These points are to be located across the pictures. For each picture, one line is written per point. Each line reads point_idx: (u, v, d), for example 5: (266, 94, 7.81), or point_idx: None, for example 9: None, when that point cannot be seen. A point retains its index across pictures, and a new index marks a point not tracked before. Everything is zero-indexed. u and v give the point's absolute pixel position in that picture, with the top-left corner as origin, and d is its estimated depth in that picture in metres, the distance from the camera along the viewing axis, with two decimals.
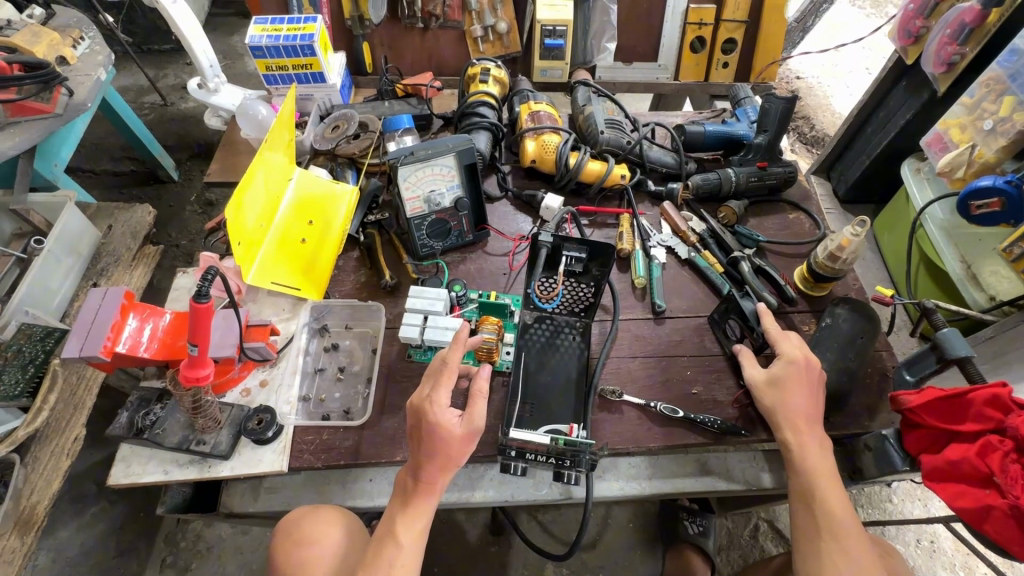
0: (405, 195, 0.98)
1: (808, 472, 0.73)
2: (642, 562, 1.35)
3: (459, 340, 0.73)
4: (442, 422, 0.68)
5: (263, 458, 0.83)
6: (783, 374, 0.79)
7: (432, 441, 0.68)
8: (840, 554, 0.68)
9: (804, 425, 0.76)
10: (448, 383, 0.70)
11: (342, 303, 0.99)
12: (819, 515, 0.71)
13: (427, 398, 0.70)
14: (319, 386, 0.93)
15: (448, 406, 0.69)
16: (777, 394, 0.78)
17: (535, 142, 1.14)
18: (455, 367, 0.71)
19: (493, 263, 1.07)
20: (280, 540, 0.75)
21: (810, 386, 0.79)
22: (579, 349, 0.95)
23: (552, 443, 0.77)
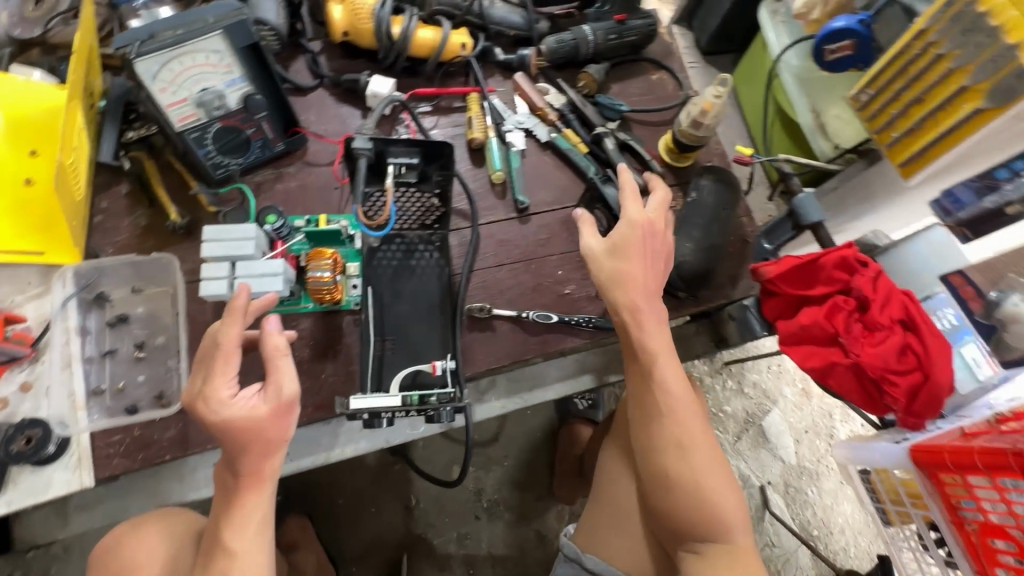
0: (162, 99, 0.71)
1: (648, 354, 0.68)
2: (544, 443, 1.41)
3: (234, 309, 0.56)
4: (234, 411, 0.55)
5: (52, 480, 0.66)
6: (623, 240, 0.69)
7: (236, 437, 0.55)
8: (679, 427, 0.67)
9: (644, 306, 0.68)
10: (225, 370, 0.55)
11: (117, 261, 0.74)
12: (658, 394, 0.68)
13: (202, 393, 0.55)
14: (114, 372, 0.72)
15: (235, 394, 0.56)
16: (616, 269, 0.69)
17: (343, 6, 0.86)
18: (235, 344, 0.55)
19: (319, 176, 0.85)
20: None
21: (649, 253, 0.69)
22: (438, 266, 0.83)
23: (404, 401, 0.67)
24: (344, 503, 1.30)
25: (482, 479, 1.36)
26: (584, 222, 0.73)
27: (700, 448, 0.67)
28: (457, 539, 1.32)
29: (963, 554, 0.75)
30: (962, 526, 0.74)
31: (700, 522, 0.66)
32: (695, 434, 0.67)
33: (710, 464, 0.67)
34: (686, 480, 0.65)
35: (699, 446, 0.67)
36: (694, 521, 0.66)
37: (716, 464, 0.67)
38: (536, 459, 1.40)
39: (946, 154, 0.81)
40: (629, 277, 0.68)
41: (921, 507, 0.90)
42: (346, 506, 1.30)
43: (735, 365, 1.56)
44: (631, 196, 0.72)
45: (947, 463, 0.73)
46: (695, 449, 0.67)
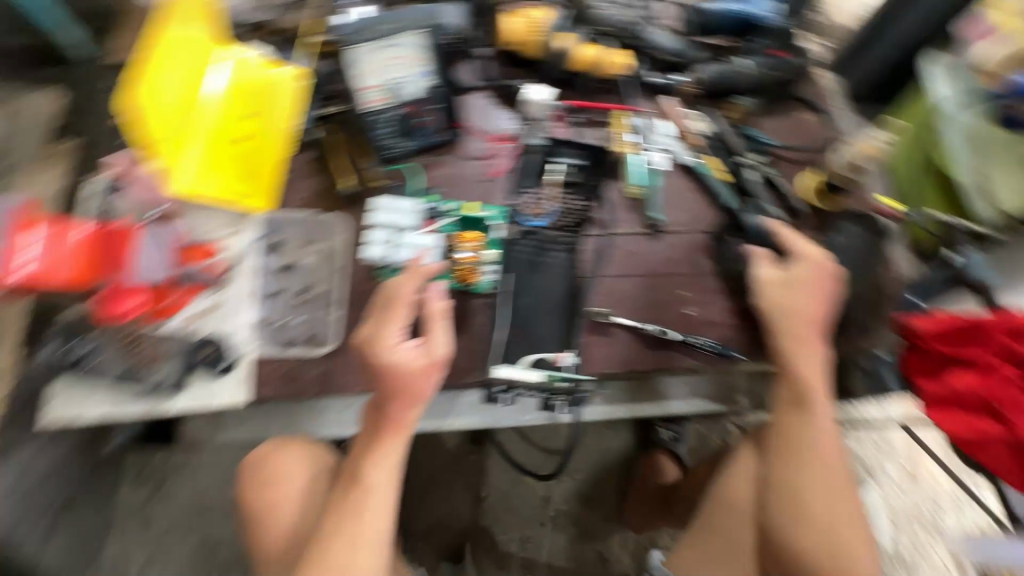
0: (363, 82, 0.83)
1: (805, 386, 0.76)
2: (619, 465, 1.39)
3: (415, 269, 0.70)
4: (395, 356, 0.65)
5: (219, 391, 0.76)
6: (796, 275, 0.80)
7: (392, 382, 0.65)
8: (819, 461, 0.74)
9: (807, 340, 0.78)
10: (397, 318, 0.67)
11: (297, 217, 0.86)
12: (807, 425, 0.76)
13: (375, 335, 0.67)
14: (278, 310, 0.82)
15: (398, 342, 0.66)
16: (784, 297, 0.80)
17: (519, 19, 0.93)
18: (408, 297, 0.68)
19: (469, 169, 0.91)
20: (260, 499, 0.74)
21: (818, 291, 0.79)
22: (566, 267, 0.87)
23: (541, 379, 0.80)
24: (417, 482, 1.35)
25: (552, 487, 1.37)
26: (755, 259, 0.84)
27: (836, 486, 0.73)
28: (520, 539, 1.34)
29: None
30: None
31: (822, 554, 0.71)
32: (835, 470, 0.74)
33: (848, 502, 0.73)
34: (819, 511, 0.72)
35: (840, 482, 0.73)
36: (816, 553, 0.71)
37: (848, 505, 0.72)
38: (608, 479, 1.38)
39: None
40: (795, 306, 0.79)
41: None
42: (419, 485, 1.35)
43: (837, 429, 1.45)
44: (791, 235, 0.84)
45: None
46: (832, 485, 0.73)
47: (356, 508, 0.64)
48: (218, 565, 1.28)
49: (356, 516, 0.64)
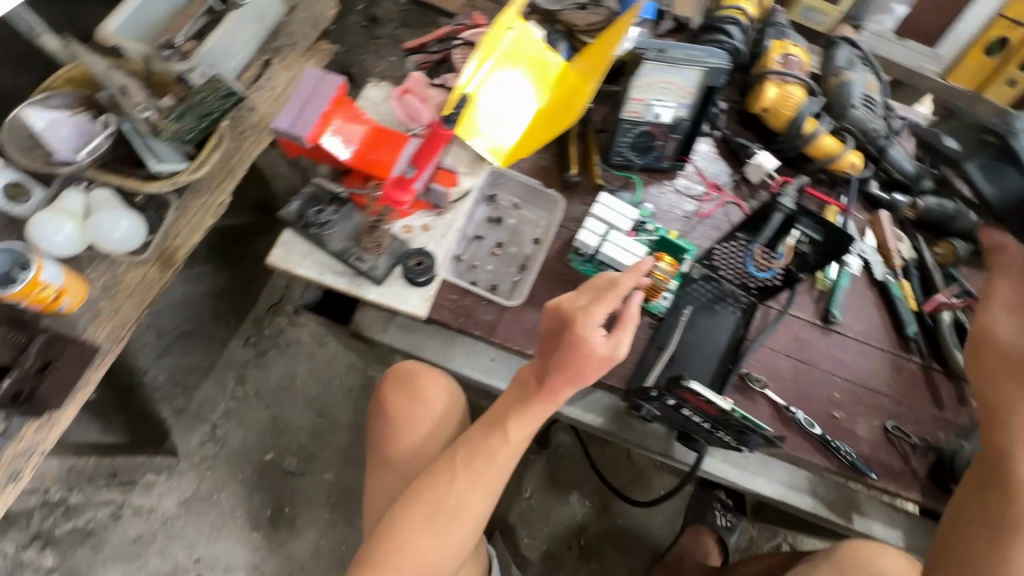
0: (633, 91, 0.88)
1: None
2: (660, 527, 1.40)
3: (637, 267, 0.73)
4: (591, 334, 0.69)
5: (409, 299, 0.84)
6: None
7: (575, 352, 0.70)
8: None
9: None
10: (607, 302, 0.71)
11: (521, 180, 0.93)
12: None
13: (582, 310, 0.71)
14: (473, 252, 0.91)
15: (598, 325, 0.70)
16: None
17: (777, 90, 0.97)
18: (625, 289, 0.71)
19: (680, 202, 0.98)
20: (398, 398, 0.87)
21: None
22: (734, 324, 0.90)
23: (728, 411, 0.71)
24: None
25: (590, 518, 1.38)
26: None
27: None
28: (542, 553, 1.35)
29: None
30: None
31: None
32: None
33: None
34: None
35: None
36: None
37: None
38: (645, 536, 1.38)
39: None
40: None
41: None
42: None
43: None
44: None
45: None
46: None
47: (490, 454, 0.75)
48: (279, 446, 1.38)
49: (487, 458, 0.75)
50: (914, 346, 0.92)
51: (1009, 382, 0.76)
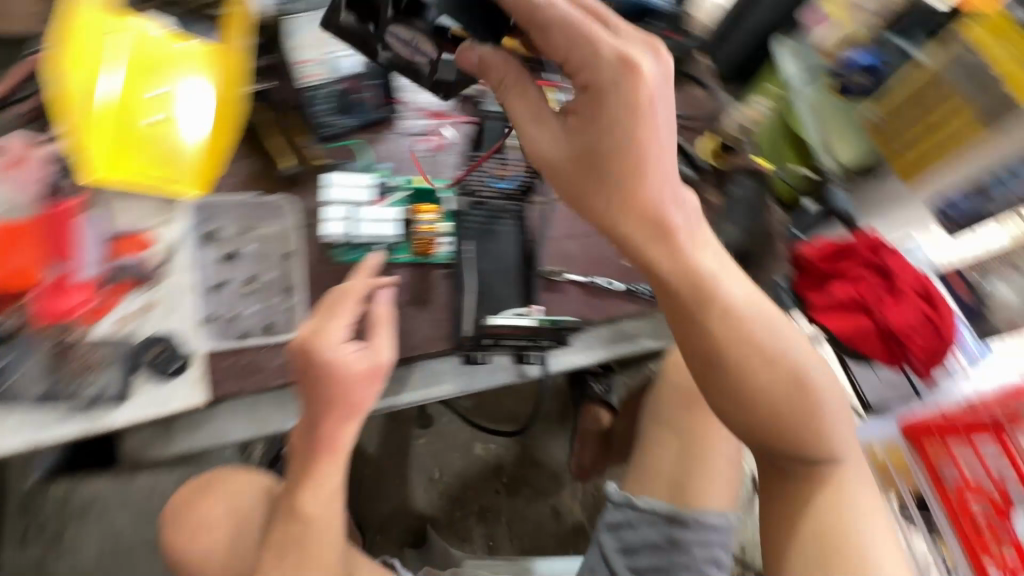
0: (299, 55, 0.84)
1: (686, 270, 0.54)
2: (560, 423, 1.49)
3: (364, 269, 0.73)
4: (336, 356, 0.66)
5: (173, 395, 0.70)
6: (588, 116, 0.56)
7: (328, 386, 0.66)
8: (752, 356, 0.54)
9: (644, 183, 0.54)
10: (344, 315, 0.68)
11: (234, 201, 0.79)
12: (705, 320, 0.54)
13: (315, 336, 0.66)
14: (224, 302, 0.76)
15: (341, 343, 0.67)
16: (574, 163, 0.58)
17: None
18: (358, 294, 0.69)
19: (405, 146, 0.90)
20: (197, 523, 0.82)
21: (614, 114, 0.54)
22: (515, 232, 0.91)
23: (535, 325, 0.83)
24: (369, 473, 1.36)
25: (501, 456, 1.43)
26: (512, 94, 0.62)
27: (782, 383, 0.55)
28: (477, 512, 1.39)
29: (943, 514, 0.95)
30: (944, 490, 0.95)
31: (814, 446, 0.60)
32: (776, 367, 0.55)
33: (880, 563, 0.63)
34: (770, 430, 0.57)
35: (867, 536, 0.64)
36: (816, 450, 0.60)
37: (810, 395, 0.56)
38: (552, 438, 1.48)
39: (946, 160, 0.91)
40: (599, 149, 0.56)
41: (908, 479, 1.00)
42: (370, 476, 1.36)
43: None
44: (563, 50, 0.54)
45: (958, 429, 0.94)
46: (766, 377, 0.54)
47: (295, 547, 0.66)
48: None
49: (301, 547, 0.66)
50: None
51: (648, 242, 0.55)
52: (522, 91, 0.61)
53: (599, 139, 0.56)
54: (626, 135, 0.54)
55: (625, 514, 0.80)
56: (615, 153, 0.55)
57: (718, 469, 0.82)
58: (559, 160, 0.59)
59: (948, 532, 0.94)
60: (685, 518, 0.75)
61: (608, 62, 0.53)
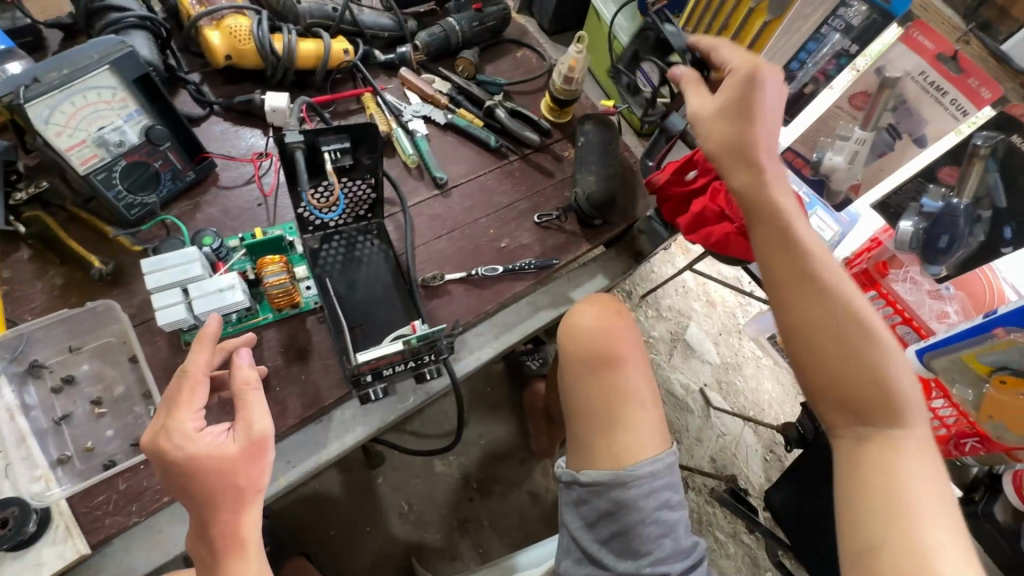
0: (59, 143, 0.68)
1: (781, 214, 0.62)
2: (509, 411, 1.50)
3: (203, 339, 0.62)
4: (200, 445, 0.57)
5: (42, 560, 0.61)
6: (741, 90, 0.64)
7: (204, 480, 0.56)
8: (828, 288, 0.60)
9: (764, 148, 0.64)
10: (191, 401, 0.59)
11: (44, 323, 0.68)
12: (811, 253, 0.61)
13: (165, 427, 0.58)
14: (74, 436, 0.68)
15: (201, 428, 0.58)
16: (731, 122, 0.64)
17: (218, 32, 0.90)
18: (202, 373, 0.61)
19: (239, 196, 0.87)
20: None
21: (770, 99, 0.64)
22: (381, 252, 0.88)
23: (405, 347, 0.74)
24: (336, 532, 1.30)
25: (464, 464, 1.41)
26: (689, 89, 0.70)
27: (849, 319, 0.59)
28: (458, 527, 1.35)
29: None
30: None
31: (878, 405, 0.57)
32: (840, 300, 0.60)
33: (948, 534, 0.50)
34: (870, 363, 0.58)
35: (939, 493, 0.53)
36: (875, 405, 0.57)
37: (877, 331, 0.58)
38: (508, 429, 1.47)
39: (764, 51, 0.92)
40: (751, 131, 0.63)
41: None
42: (339, 536, 1.30)
43: (652, 296, 1.74)
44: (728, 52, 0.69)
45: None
46: (836, 308, 0.59)
47: None
48: None
49: None
50: (506, 150, 1.04)
51: (731, 167, 0.65)
52: (697, 88, 0.70)
53: (726, 100, 0.65)
54: (764, 104, 0.64)
55: (578, 491, 0.82)
56: (759, 107, 0.63)
57: (643, 419, 0.84)
58: (713, 122, 0.65)
59: None
60: (625, 478, 0.78)
61: (738, 62, 0.66)
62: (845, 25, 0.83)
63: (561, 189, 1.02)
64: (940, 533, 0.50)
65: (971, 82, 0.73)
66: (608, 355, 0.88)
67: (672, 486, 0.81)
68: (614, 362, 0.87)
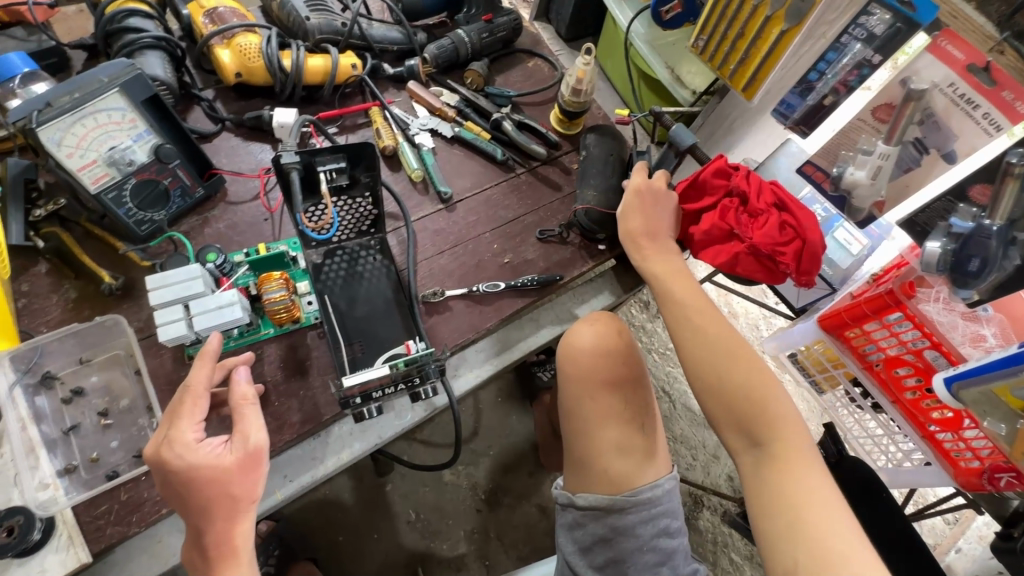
0: (71, 164, 0.70)
1: (656, 279, 0.76)
2: (518, 422, 1.49)
3: (206, 353, 0.63)
4: (199, 458, 0.57)
5: (45, 566, 0.64)
6: (632, 200, 0.82)
7: (203, 491, 0.56)
8: (699, 333, 0.70)
9: (650, 235, 0.80)
10: (193, 413, 0.59)
11: (56, 336, 0.70)
12: (683, 307, 0.72)
13: (165, 439, 0.57)
14: (82, 446, 0.70)
15: (201, 438, 0.58)
16: (632, 221, 0.81)
17: (229, 50, 0.92)
18: (204, 386, 0.60)
19: (246, 211, 0.89)
20: None
21: (655, 205, 0.81)
22: (384, 268, 0.87)
23: (393, 370, 0.74)
24: (344, 538, 1.32)
25: (473, 474, 1.41)
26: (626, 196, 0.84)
27: (719, 355, 0.68)
28: (465, 538, 1.34)
29: (878, 390, 0.96)
30: (872, 368, 0.96)
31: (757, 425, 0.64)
32: (709, 339, 0.69)
33: (843, 535, 0.55)
34: (743, 386, 0.66)
35: (829, 501, 0.58)
36: (755, 424, 0.64)
37: (744, 361, 0.68)
38: (517, 440, 1.46)
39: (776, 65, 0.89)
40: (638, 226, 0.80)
41: (842, 366, 1.03)
42: (347, 542, 1.31)
43: None
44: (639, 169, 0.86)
45: (867, 312, 0.90)
46: (709, 347, 0.69)
47: None
48: None
49: None
50: (513, 163, 1.02)
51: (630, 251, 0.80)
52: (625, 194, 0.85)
53: (628, 203, 0.82)
54: (642, 205, 0.82)
55: (573, 513, 0.80)
56: (639, 210, 0.81)
57: (647, 441, 0.81)
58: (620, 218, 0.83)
59: (887, 405, 0.95)
60: (622, 503, 0.76)
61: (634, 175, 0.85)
62: (867, 34, 0.78)
63: (568, 204, 1.00)
64: (833, 538, 0.55)
65: (1005, 95, 0.68)
66: (611, 376, 0.84)
67: (672, 513, 0.79)
68: (614, 383, 0.84)
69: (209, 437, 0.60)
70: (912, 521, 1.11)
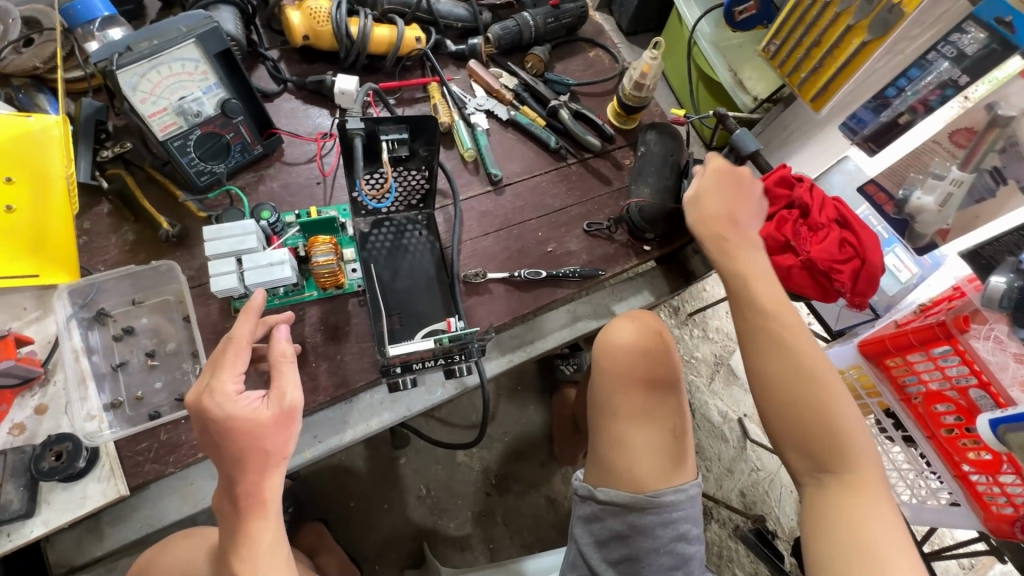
0: (143, 109, 0.72)
1: (738, 277, 0.67)
2: (536, 412, 1.49)
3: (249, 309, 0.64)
4: (237, 407, 0.58)
5: (88, 493, 0.67)
6: (710, 182, 0.74)
7: (236, 443, 0.57)
8: (782, 346, 0.63)
9: (730, 223, 0.71)
10: (234, 364, 0.60)
11: (113, 275, 0.73)
12: (768, 314, 0.65)
13: (208, 388, 0.59)
14: (127, 383, 0.73)
15: (240, 391, 0.59)
16: (710, 206, 0.72)
17: (299, 12, 0.92)
18: (246, 340, 0.62)
19: (300, 173, 0.90)
20: None
21: (733, 193, 0.74)
22: (428, 244, 0.88)
23: (437, 345, 0.74)
24: (355, 504, 1.34)
25: (485, 458, 1.42)
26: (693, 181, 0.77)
27: (799, 374, 0.62)
28: (471, 519, 1.36)
29: (914, 424, 0.93)
30: (909, 401, 0.92)
31: (830, 451, 0.61)
32: (790, 353, 0.63)
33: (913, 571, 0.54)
34: (822, 412, 0.61)
35: (899, 535, 0.57)
36: (827, 451, 0.61)
37: (826, 382, 0.62)
38: (532, 430, 1.46)
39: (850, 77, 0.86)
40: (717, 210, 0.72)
41: (876, 396, 0.99)
42: (357, 508, 1.34)
43: (699, 316, 1.67)
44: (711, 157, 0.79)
45: (913, 342, 0.88)
46: (790, 364, 0.63)
47: None
48: None
49: None
50: (565, 152, 1.01)
51: (708, 240, 0.71)
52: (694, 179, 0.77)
53: (704, 186, 0.74)
54: (721, 194, 0.73)
55: (592, 507, 0.80)
56: (719, 198, 0.73)
57: (676, 445, 0.80)
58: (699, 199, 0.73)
59: (920, 440, 0.92)
60: (642, 503, 0.76)
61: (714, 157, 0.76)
62: (957, 52, 0.75)
63: (616, 199, 0.99)
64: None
65: None
66: (646, 375, 0.84)
67: (692, 520, 0.78)
68: (649, 383, 0.83)
69: (247, 390, 0.61)
70: (931, 560, 1.08)
